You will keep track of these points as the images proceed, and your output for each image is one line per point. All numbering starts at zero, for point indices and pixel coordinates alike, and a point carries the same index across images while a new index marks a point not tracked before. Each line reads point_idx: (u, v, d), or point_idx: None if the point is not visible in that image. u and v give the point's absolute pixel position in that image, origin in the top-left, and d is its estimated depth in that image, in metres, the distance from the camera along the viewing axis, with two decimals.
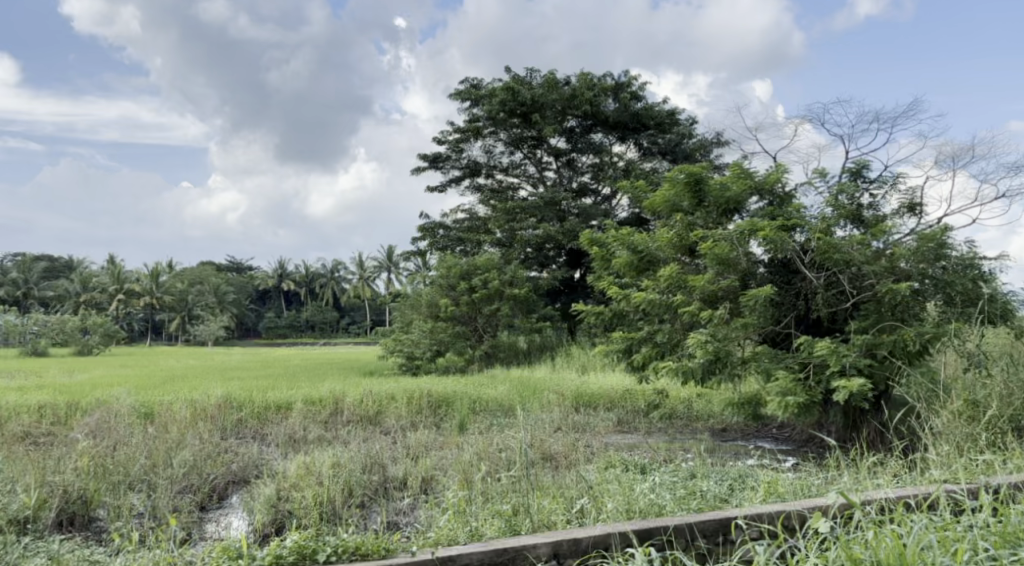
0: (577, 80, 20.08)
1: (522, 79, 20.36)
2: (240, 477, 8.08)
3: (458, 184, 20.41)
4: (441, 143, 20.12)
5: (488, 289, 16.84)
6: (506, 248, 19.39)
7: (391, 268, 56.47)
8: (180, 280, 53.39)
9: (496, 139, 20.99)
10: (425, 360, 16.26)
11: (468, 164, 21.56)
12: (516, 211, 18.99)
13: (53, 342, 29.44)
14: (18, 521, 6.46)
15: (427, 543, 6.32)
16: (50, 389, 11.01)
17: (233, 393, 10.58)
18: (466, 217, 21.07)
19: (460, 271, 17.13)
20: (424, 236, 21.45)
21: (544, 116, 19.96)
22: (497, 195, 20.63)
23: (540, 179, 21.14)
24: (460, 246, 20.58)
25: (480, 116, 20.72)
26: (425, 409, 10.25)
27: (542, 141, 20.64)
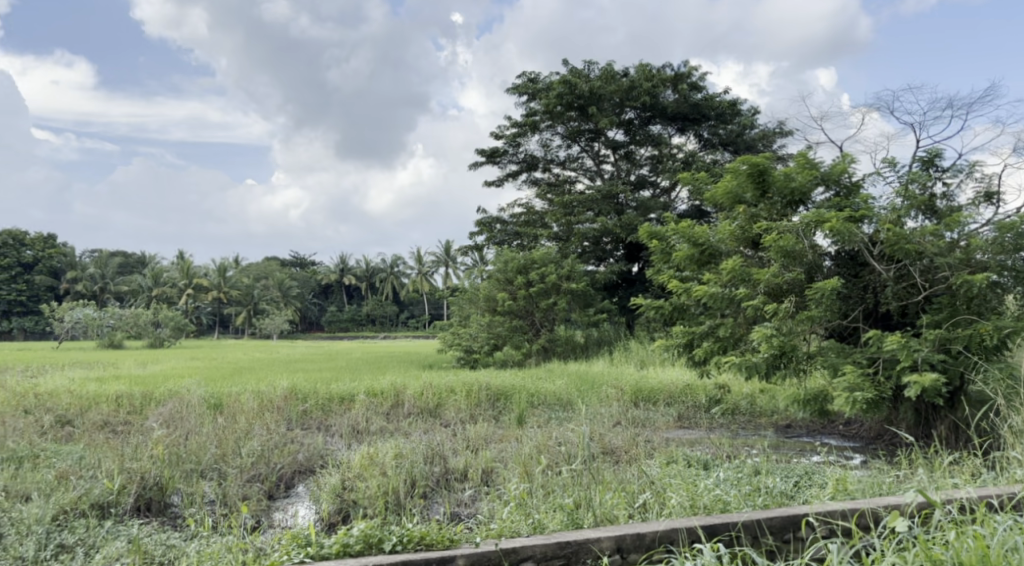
0: (636, 71, 19.90)
1: (579, 72, 20.26)
2: (306, 467, 8.24)
3: (515, 178, 20.44)
4: (497, 137, 20.17)
5: (544, 283, 16.86)
6: (563, 243, 19.38)
7: (448, 263, 56.85)
8: (245, 276, 54.95)
9: (554, 132, 20.95)
10: (483, 354, 16.41)
11: (526, 158, 21.59)
12: (574, 204, 18.93)
13: (129, 335, 30.76)
14: (100, 506, 6.87)
15: (490, 534, 6.40)
16: (126, 380, 11.43)
17: (298, 385, 10.82)
18: (523, 211, 21.08)
19: (517, 265, 17.19)
20: (480, 231, 21.58)
21: (601, 109, 19.82)
22: (554, 188, 20.60)
23: (598, 172, 21.00)
24: (517, 240, 20.66)
25: (537, 110, 20.70)
26: (484, 402, 10.32)
27: (599, 134, 20.50)
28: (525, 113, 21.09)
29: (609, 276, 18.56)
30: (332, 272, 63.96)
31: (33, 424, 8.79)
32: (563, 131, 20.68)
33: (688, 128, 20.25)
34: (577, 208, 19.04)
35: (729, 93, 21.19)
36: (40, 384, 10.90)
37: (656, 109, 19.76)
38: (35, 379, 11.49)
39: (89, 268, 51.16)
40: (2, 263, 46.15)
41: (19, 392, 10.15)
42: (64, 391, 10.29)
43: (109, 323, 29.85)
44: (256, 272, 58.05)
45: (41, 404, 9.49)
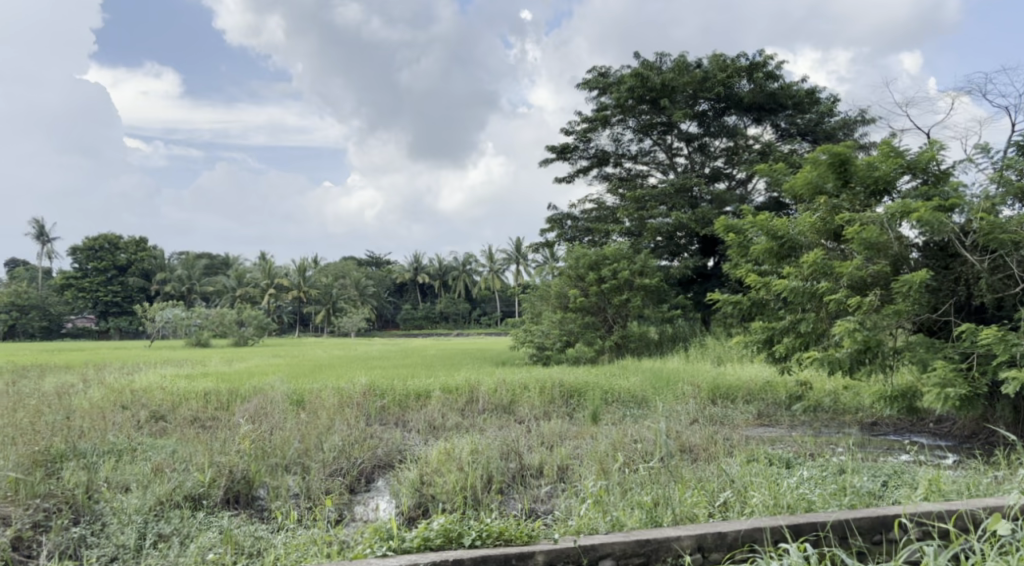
0: (709, 62, 19.62)
1: (650, 64, 20.09)
2: (385, 462, 8.41)
3: (586, 173, 20.34)
4: (567, 133, 20.14)
5: (617, 280, 16.68)
6: (635, 237, 19.28)
7: (519, 261, 57.01)
8: (325, 275, 56.34)
9: (625, 126, 20.78)
10: (556, 351, 16.42)
11: (597, 154, 21.48)
12: (646, 199, 18.71)
13: (215, 334, 31.81)
14: (192, 497, 7.18)
15: (569, 531, 6.39)
16: (214, 376, 11.88)
17: (376, 382, 11.07)
18: (594, 207, 20.96)
19: (588, 261, 17.05)
20: (550, 227, 21.56)
21: (675, 101, 19.58)
22: (626, 183, 20.43)
23: (671, 166, 20.71)
24: (589, 236, 20.59)
25: (608, 104, 20.59)
26: (557, 399, 10.33)
27: (672, 127, 20.23)
28: (595, 108, 21.00)
29: (683, 271, 18.30)
30: (406, 271, 64.54)
31: (130, 418, 9.24)
32: (634, 125, 20.56)
33: (765, 118, 19.76)
34: (649, 202, 18.81)
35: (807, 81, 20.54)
36: (135, 381, 11.45)
37: (731, 100, 19.37)
38: (131, 376, 12.07)
39: (177, 269, 53.21)
40: (98, 266, 48.66)
41: (116, 388, 10.69)
42: (157, 387, 10.77)
43: (196, 324, 30.81)
44: (336, 271, 59.34)
45: (137, 400, 9.97)
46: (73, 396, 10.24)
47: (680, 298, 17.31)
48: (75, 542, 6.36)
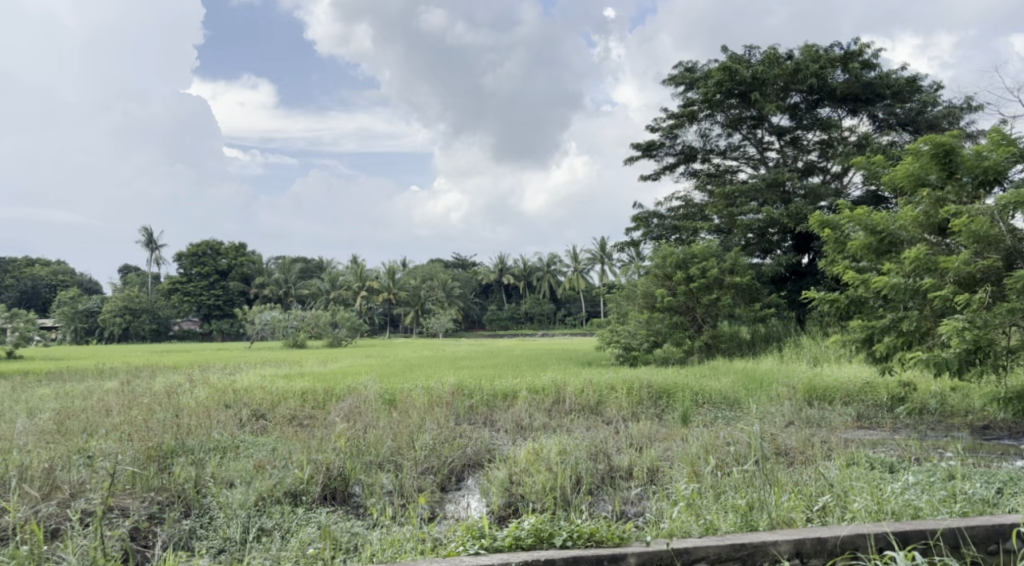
0: (801, 53, 18.99)
1: (738, 57, 19.64)
2: (474, 461, 8.51)
3: (673, 171, 20.05)
4: (652, 130, 19.92)
5: (705, 279, 16.34)
6: (725, 234, 18.92)
7: (604, 261, 56.67)
8: (413, 277, 57.59)
9: (713, 121, 20.39)
10: (643, 351, 16.28)
11: (684, 150, 21.13)
12: (736, 195, 18.33)
13: (310, 335, 33.01)
14: (292, 493, 7.46)
15: (661, 533, 6.28)
16: (310, 376, 12.29)
17: (464, 382, 11.21)
18: (681, 204, 20.69)
19: (676, 259, 16.75)
20: (636, 226, 21.32)
21: (764, 94, 19.09)
22: (714, 179, 20.05)
23: (761, 160, 20.19)
24: (676, 234, 20.29)
25: (695, 100, 20.25)
26: (646, 400, 10.23)
27: (762, 121, 19.74)
28: (682, 104, 20.69)
29: (776, 268, 17.83)
30: (492, 272, 64.92)
31: (233, 416, 9.69)
32: (722, 120, 20.12)
33: (861, 109, 19.04)
34: (739, 198, 18.41)
35: (907, 69, 19.69)
36: (237, 381, 11.96)
37: (825, 91, 18.74)
38: (233, 376, 12.64)
39: (274, 273, 55.17)
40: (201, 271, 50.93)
41: (220, 388, 11.20)
42: (258, 387, 11.24)
43: (292, 324, 32.92)
44: (423, 273, 60.46)
45: (239, 399, 10.42)
46: (180, 395, 10.81)
47: (773, 297, 16.89)
48: (186, 534, 6.71)
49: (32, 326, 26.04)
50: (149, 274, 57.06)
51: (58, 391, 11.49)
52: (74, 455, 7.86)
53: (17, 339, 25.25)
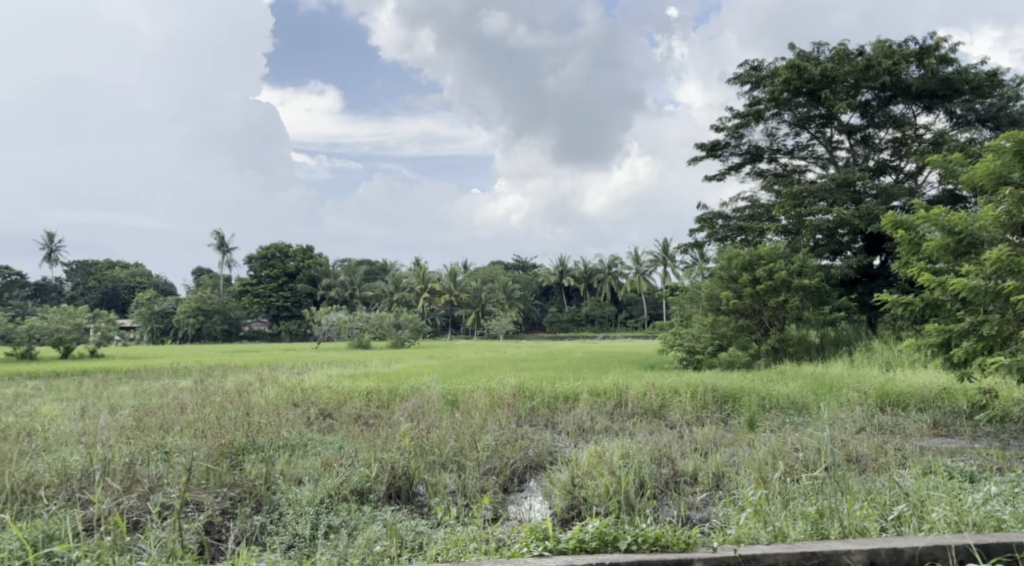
0: (873, 49, 18.47)
1: (806, 54, 19.21)
2: (536, 463, 8.52)
3: (738, 171, 19.73)
4: (716, 129, 19.65)
5: (772, 281, 16.02)
6: (793, 235, 18.54)
7: (666, 262, 56.04)
8: (473, 279, 58.06)
9: (780, 120, 20.02)
10: (707, 355, 16.12)
11: (750, 149, 20.76)
12: (804, 195, 17.93)
13: (375, 336, 33.68)
14: (359, 491, 7.60)
15: (728, 539, 6.17)
16: (375, 377, 12.48)
17: (525, 384, 11.25)
18: (747, 205, 20.33)
19: (742, 261, 16.46)
20: (700, 227, 21.04)
21: (834, 92, 18.64)
22: (781, 179, 19.66)
23: (831, 160, 19.70)
24: (742, 235, 19.96)
25: (761, 99, 19.93)
26: (710, 404, 10.09)
27: (831, 119, 19.30)
28: (748, 103, 20.37)
29: (846, 271, 17.40)
30: (552, 274, 64.85)
31: (302, 415, 9.92)
32: (790, 118, 19.73)
33: (937, 105, 18.40)
34: (807, 198, 18.00)
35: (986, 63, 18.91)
36: (305, 380, 12.25)
37: (898, 88, 18.21)
38: (301, 376, 12.92)
39: (341, 275, 56.23)
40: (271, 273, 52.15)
41: (289, 387, 11.49)
42: (325, 386, 11.48)
43: (358, 324, 33.63)
44: (484, 274, 60.78)
45: (308, 398, 10.68)
46: (251, 394, 11.11)
47: (843, 299, 16.42)
48: (257, 530, 6.89)
49: (113, 326, 27.14)
50: (220, 276, 59.00)
51: (137, 389, 11.96)
52: (153, 450, 8.17)
53: (99, 338, 26.36)
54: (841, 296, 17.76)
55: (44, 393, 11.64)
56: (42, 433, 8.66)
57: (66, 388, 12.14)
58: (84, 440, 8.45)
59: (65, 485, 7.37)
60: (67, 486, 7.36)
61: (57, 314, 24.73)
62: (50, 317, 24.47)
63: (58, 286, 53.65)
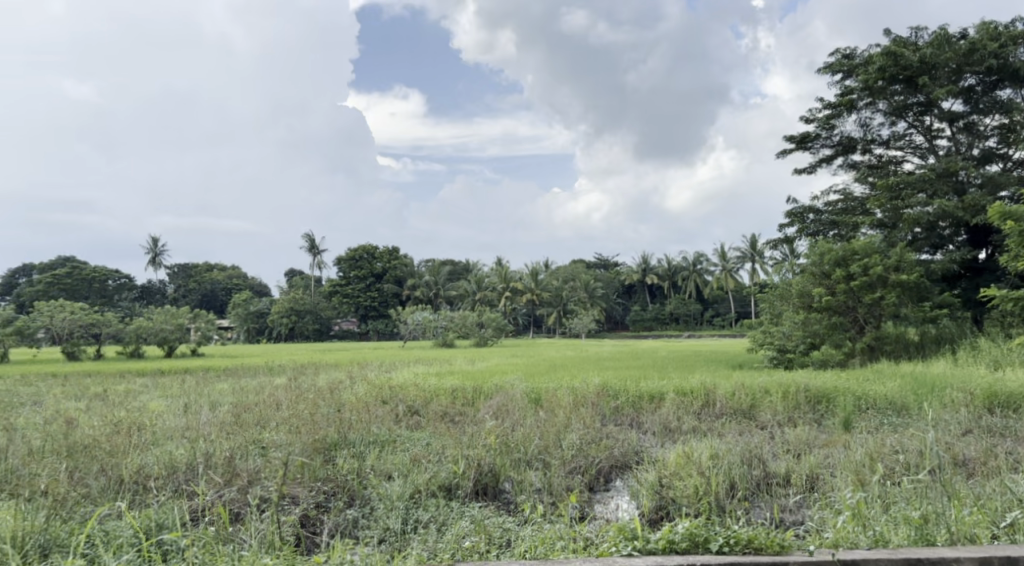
0: (977, 31, 17.55)
1: (903, 40, 18.43)
2: (623, 462, 8.47)
3: (830, 163, 19.10)
4: (806, 121, 19.09)
5: (867, 277, 15.43)
6: (889, 229, 17.82)
7: (754, 258, 54.66)
8: (554, 278, 58.34)
9: (875, 109, 19.29)
10: (799, 354, 15.71)
11: (842, 141, 20.09)
12: (901, 186, 17.22)
13: (459, 335, 34.26)
14: (447, 487, 7.73)
15: (826, 543, 5.94)
16: (459, 375, 12.66)
17: (609, 383, 11.21)
18: (839, 198, 19.66)
19: (835, 257, 15.96)
20: (790, 222, 20.46)
21: (934, 78, 17.84)
22: (877, 170, 18.92)
23: (931, 149, 18.83)
24: (834, 230, 19.34)
25: (855, 88, 19.25)
26: (803, 405, 9.82)
27: (931, 107, 18.47)
28: (840, 93, 19.72)
29: (948, 266, 16.64)
30: (634, 272, 64.07)
31: (390, 412, 10.16)
32: (885, 107, 18.99)
33: None
34: (905, 190, 17.26)
35: None
36: (392, 378, 12.58)
37: (1005, 71, 17.24)
38: (388, 374, 13.20)
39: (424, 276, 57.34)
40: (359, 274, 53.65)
41: (377, 385, 11.78)
42: (412, 384, 11.72)
43: (442, 324, 34.19)
44: (565, 273, 60.70)
45: (395, 395, 10.96)
46: (341, 391, 11.44)
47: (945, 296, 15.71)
48: (350, 523, 7.08)
49: (212, 326, 28.47)
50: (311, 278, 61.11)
51: (235, 385, 12.48)
52: (251, 445, 8.53)
53: (199, 338, 27.72)
54: (942, 292, 16.97)
55: (152, 390, 12.30)
56: (150, 427, 9.16)
57: (171, 385, 12.82)
58: (187, 435, 8.89)
59: (172, 477, 7.78)
60: (174, 478, 7.76)
61: (161, 314, 26.15)
62: (155, 317, 25.89)
63: (162, 289, 57.04)
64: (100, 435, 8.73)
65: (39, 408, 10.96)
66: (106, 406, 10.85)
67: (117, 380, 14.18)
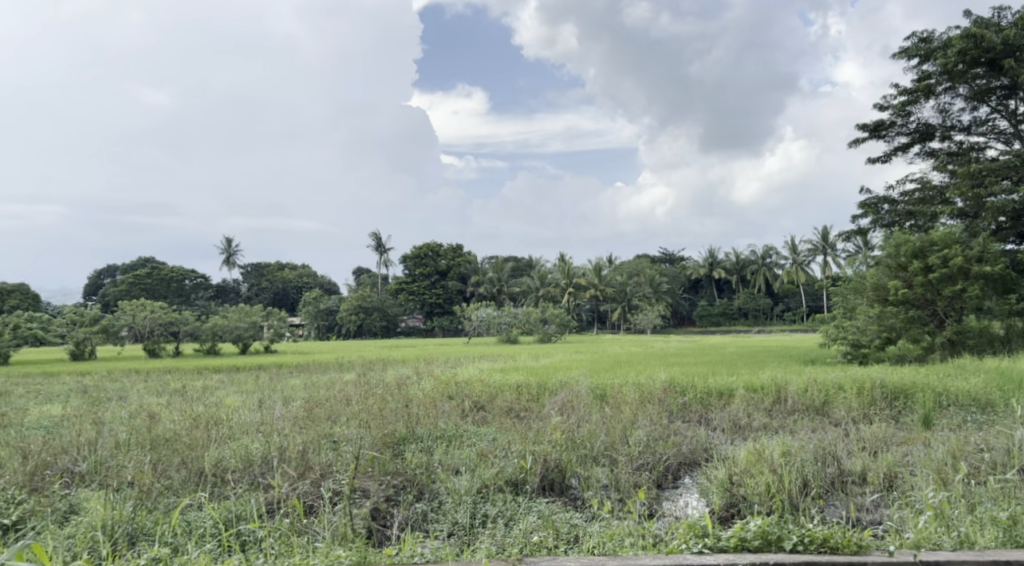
0: None
1: (985, 21, 17.66)
2: (691, 459, 8.38)
3: (907, 151, 18.45)
4: (879, 108, 18.48)
5: (947, 268, 14.89)
6: (970, 219, 17.12)
7: (826, 251, 53.19)
8: (619, 274, 58.20)
9: (954, 94, 18.56)
10: (874, 348, 15.57)
11: (919, 128, 19.41)
12: (983, 173, 16.50)
13: (523, 331, 34.43)
14: (513, 482, 7.78)
15: (906, 544, 5.76)
16: (524, 371, 12.72)
17: (676, 379, 11.11)
18: (916, 188, 18.97)
19: (911, 248, 15.45)
20: (863, 213, 19.86)
21: (1019, 60, 17.04)
22: (957, 157, 18.20)
23: (1016, 134, 18.02)
24: (911, 221, 18.67)
25: (932, 72, 18.54)
26: (880, 401, 9.54)
27: (1016, 90, 17.67)
28: (917, 78, 19.02)
29: None
30: (702, 267, 63.34)
31: (457, 407, 10.30)
32: (966, 92, 18.25)
33: None
34: (988, 177, 16.55)
35: None
36: (458, 374, 12.73)
37: None
38: (454, 370, 13.36)
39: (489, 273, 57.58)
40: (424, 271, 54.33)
41: (444, 381, 11.93)
42: (478, 380, 11.85)
43: (506, 320, 34.20)
44: (630, 268, 60.16)
45: (460, 390, 11.08)
46: (409, 386, 11.63)
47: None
48: (419, 517, 7.19)
49: (284, 324, 29.28)
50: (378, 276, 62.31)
51: (307, 382, 12.80)
52: (323, 440, 8.74)
53: (272, 335, 28.58)
54: None
55: (228, 385, 12.75)
56: (227, 422, 9.50)
57: (247, 381, 13.24)
58: (262, 429, 9.18)
59: (249, 470, 8.04)
60: (250, 470, 8.03)
61: (235, 313, 27.01)
62: (230, 317, 26.78)
63: (236, 288, 59.09)
64: (181, 429, 9.09)
65: (124, 403, 11.50)
66: (186, 401, 11.31)
67: (195, 376, 14.72)
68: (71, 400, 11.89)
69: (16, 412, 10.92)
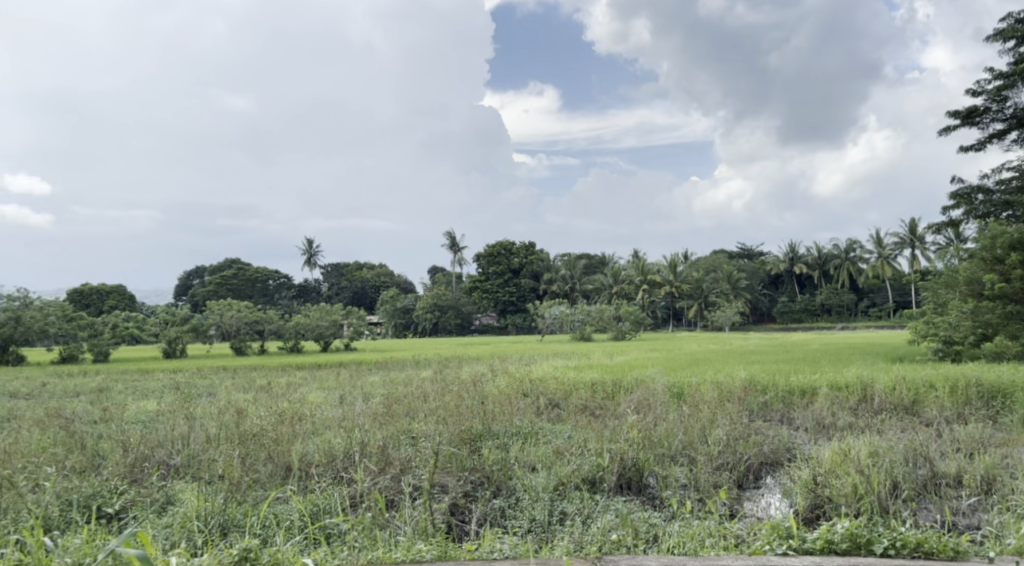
0: None
1: None
2: (773, 459, 8.21)
3: (1004, 138, 17.53)
4: (973, 94, 17.62)
5: None
6: None
7: (914, 244, 51.08)
8: (695, 270, 57.36)
9: None
10: (968, 345, 14.87)
11: (1016, 114, 18.42)
12: None
13: (596, 328, 34.29)
14: (590, 480, 7.77)
15: (1006, 550, 5.51)
16: (599, 369, 12.66)
17: (755, 377, 10.89)
18: (1013, 177, 18.00)
19: (1009, 240, 14.76)
20: (955, 204, 18.97)
21: None
22: None
23: None
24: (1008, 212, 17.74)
25: None
26: (976, 400, 9.15)
27: None
28: (1014, 61, 18.06)
29: None
30: (781, 262, 61.68)
31: (532, 404, 10.35)
32: None
33: None
34: None
35: None
36: (533, 371, 12.78)
37: None
38: (529, 367, 13.43)
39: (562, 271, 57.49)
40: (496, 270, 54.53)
41: (518, 378, 12.01)
42: (553, 377, 11.89)
43: (579, 318, 34.08)
44: (707, 264, 58.91)
45: (536, 388, 11.13)
46: (484, 384, 11.74)
47: None
48: (497, 513, 7.27)
49: (363, 322, 29.95)
50: (452, 274, 63.05)
51: (385, 379, 13.06)
52: (402, 435, 8.94)
53: (351, 333, 29.28)
54: None
55: (310, 382, 13.14)
56: (310, 418, 9.80)
57: (328, 378, 13.61)
58: (344, 425, 9.44)
59: (332, 465, 8.29)
60: (333, 465, 8.27)
61: (316, 312, 27.75)
62: (311, 316, 27.54)
63: (316, 287, 60.97)
64: (267, 424, 9.44)
65: (213, 399, 11.99)
66: (270, 398, 11.72)
67: (277, 373, 15.19)
68: (165, 396, 12.49)
69: (115, 407, 11.51)
